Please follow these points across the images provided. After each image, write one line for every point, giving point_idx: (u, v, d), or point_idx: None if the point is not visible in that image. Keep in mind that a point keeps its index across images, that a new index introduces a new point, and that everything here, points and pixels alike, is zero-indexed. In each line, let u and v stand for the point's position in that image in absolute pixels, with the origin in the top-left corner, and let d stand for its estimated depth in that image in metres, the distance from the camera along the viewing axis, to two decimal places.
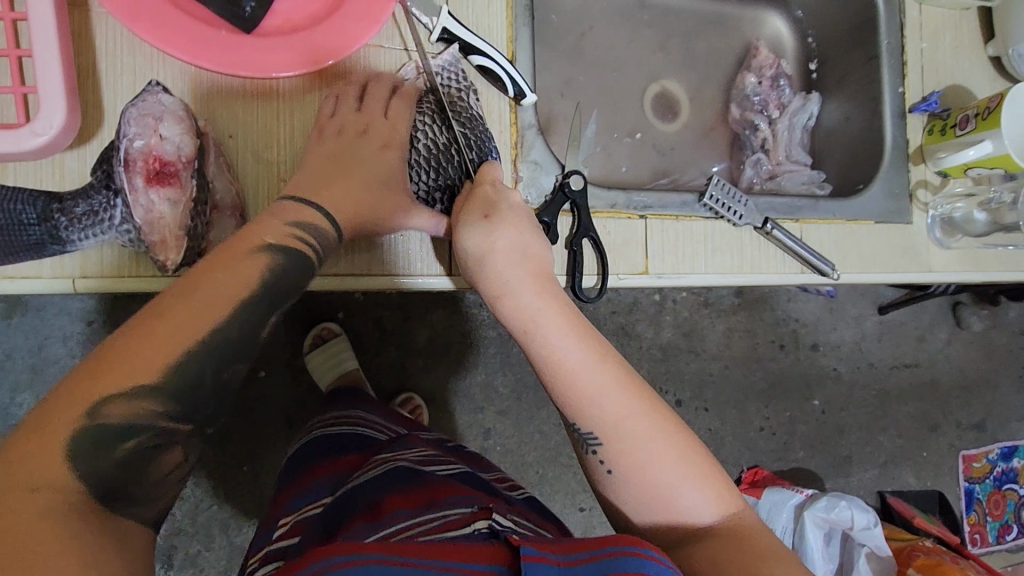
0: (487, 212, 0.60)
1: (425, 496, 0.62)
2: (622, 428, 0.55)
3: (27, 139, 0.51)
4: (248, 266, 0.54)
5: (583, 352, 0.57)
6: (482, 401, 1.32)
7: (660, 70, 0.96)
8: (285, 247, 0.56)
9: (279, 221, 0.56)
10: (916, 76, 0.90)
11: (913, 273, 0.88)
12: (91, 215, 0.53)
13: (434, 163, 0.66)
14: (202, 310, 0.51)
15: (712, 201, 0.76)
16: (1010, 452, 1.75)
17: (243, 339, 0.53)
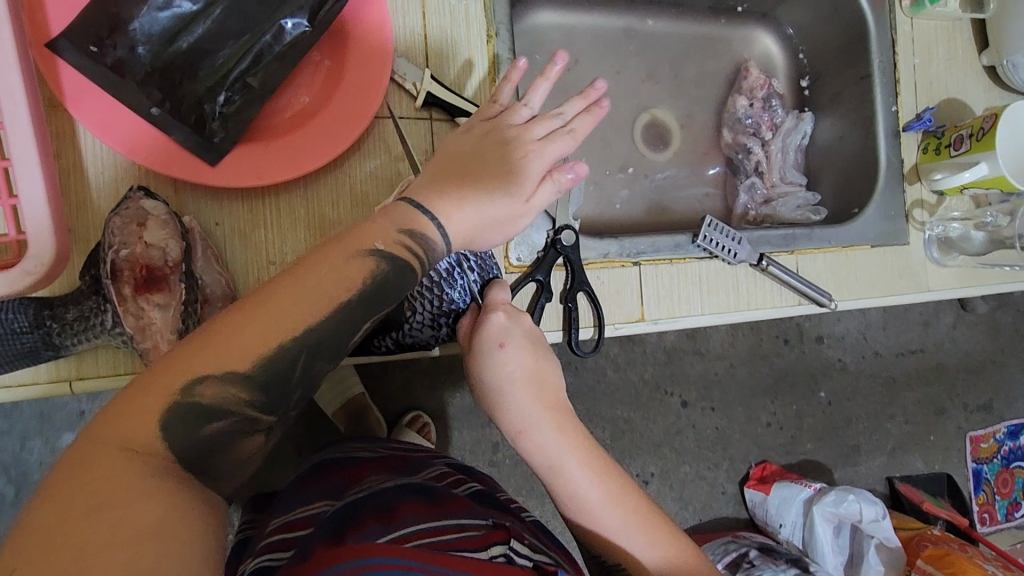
0: (502, 342, 0.62)
1: (437, 506, 0.63)
2: (642, 557, 0.62)
3: (20, 278, 0.50)
4: (353, 267, 0.49)
5: (600, 488, 0.63)
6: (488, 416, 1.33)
7: (650, 97, 0.95)
8: (393, 254, 0.50)
9: (390, 225, 0.51)
10: (908, 95, 0.88)
11: (910, 295, 0.87)
12: (82, 319, 0.52)
13: (439, 290, 0.65)
14: (242, 345, 0.44)
15: (705, 242, 0.76)
16: (1018, 431, 1.75)
17: (278, 375, 0.45)
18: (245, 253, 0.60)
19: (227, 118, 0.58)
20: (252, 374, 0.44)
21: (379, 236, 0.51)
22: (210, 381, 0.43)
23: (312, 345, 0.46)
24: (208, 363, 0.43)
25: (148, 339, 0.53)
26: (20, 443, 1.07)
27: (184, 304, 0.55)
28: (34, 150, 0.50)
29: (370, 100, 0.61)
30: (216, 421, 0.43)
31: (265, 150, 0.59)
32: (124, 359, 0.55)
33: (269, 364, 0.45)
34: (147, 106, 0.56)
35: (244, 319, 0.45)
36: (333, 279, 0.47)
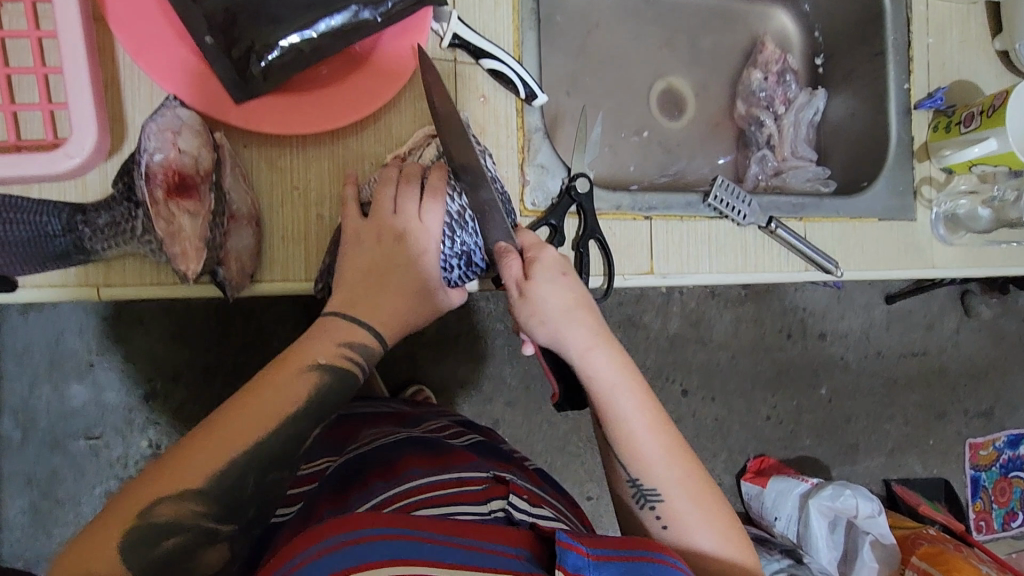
0: (565, 274, 0.60)
1: (441, 459, 0.64)
2: (681, 491, 0.60)
3: (61, 162, 0.51)
4: (300, 384, 0.54)
5: (646, 418, 0.61)
6: (491, 392, 1.35)
7: (666, 66, 0.96)
8: (333, 364, 0.55)
9: (329, 340, 0.56)
10: (921, 73, 0.90)
11: (917, 270, 0.88)
12: (113, 225, 0.54)
13: (451, 233, 0.62)
14: (198, 461, 0.49)
15: (716, 201, 0.77)
16: (1017, 440, 1.75)
17: (232, 490, 0.49)
18: (270, 177, 0.61)
19: (270, 70, 0.55)
20: (203, 488, 0.48)
21: (321, 351, 0.55)
22: (163, 503, 0.47)
23: (262, 459, 0.51)
24: (163, 488, 0.47)
25: (175, 245, 0.51)
26: (31, 390, 1.09)
27: (213, 214, 0.53)
28: (82, 45, 0.51)
29: (389, 89, 0.61)
30: (172, 538, 0.47)
31: (292, 105, 0.59)
32: (151, 271, 0.56)
33: (218, 479, 0.49)
34: (201, 35, 0.54)
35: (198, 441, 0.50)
36: (277, 392, 0.53)
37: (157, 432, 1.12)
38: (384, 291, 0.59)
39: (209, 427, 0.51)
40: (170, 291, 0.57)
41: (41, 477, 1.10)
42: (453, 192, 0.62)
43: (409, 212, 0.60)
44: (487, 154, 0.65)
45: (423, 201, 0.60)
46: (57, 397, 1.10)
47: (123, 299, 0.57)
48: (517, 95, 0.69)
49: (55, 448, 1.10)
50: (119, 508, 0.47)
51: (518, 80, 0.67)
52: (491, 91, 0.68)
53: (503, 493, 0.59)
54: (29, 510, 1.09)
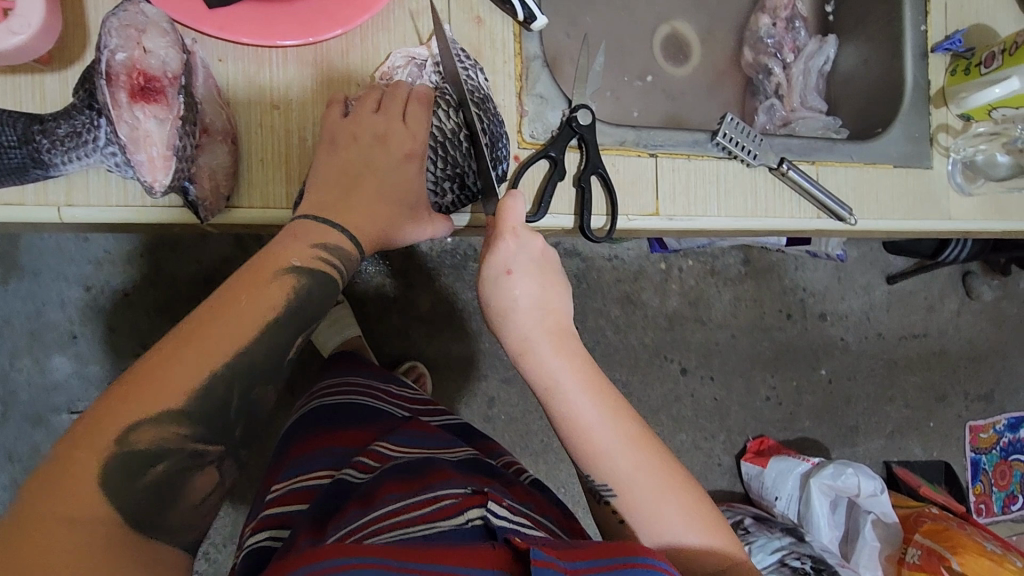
0: (510, 270, 0.59)
1: (418, 481, 0.61)
2: (635, 484, 0.59)
3: (3, 40, 0.46)
4: (274, 290, 0.53)
5: (599, 412, 0.59)
6: (486, 368, 1.30)
7: (670, 10, 0.92)
8: (311, 269, 0.54)
9: (304, 243, 0.54)
10: (938, 14, 0.86)
11: (932, 221, 0.85)
12: (73, 136, 0.49)
13: (443, 153, 0.61)
14: (174, 381, 0.48)
15: (725, 139, 0.73)
16: (1018, 424, 1.73)
17: (217, 408, 0.50)
18: (248, 93, 0.57)
19: None
20: (186, 408, 0.49)
21: (295, 253, 0.54)
22: (146, 426, 0.47)
23: (243, 371, 0.51)
24: (142, 410, 0.47)
25: (141, 151, 0.47)
26: (10, 362, 1.04)
27: (184, 122, 0.48)
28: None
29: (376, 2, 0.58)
30: (158, 465, 0.48)
31: (270, 15, 0.56)
32: (117, 191, 0.52)
33: (201, 399, 0.49)
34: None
35: (171, 357, 0.49)
36: (255, 301, 0.52)
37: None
38: (361, 194, 0.58)
39: (178, 344, 0.49)
40: (138, 215, 0.52)
41: (22, 453, 1.05)
42: (444, 110, 0.60)
43: (393, 111, 0.58)
44: (479, 69, 0.61)
45: (410, 105, 0.59)
46: (38, 370, 1.04)
47: (85, 223, 0.52)
48: (515, 17, 0.64)
49: (37, 423, 1.05)
50: (92, 436, 0.46)
51: (515, 1, 0.62)
52: (486, 13, 0.64)
53: (484, 500, 0.54)
54: (9, 486, 1.05)
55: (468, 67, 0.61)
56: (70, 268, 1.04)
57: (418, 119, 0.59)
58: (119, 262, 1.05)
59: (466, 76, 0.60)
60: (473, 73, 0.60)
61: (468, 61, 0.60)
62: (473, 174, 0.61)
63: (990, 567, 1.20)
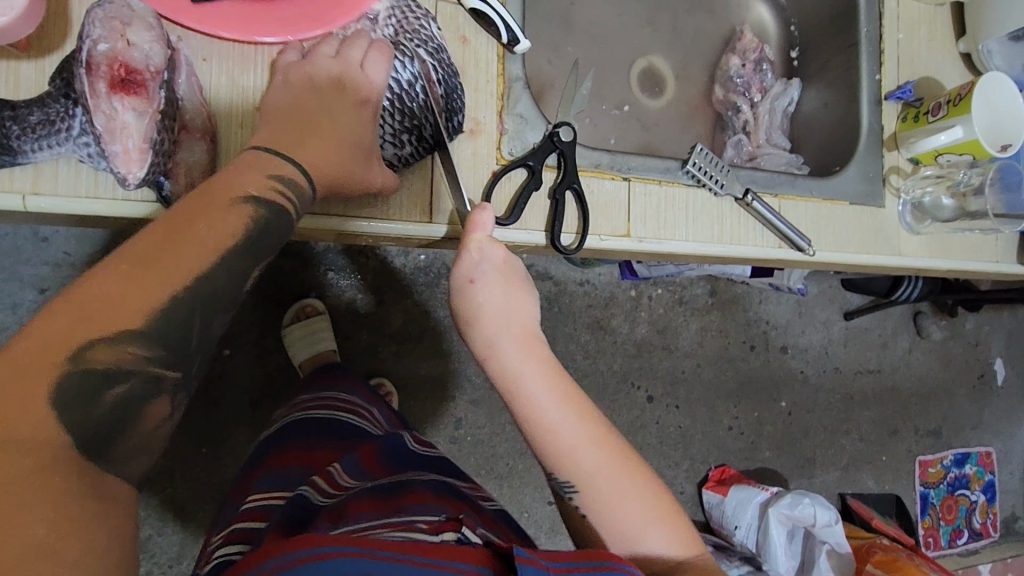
0: (473, 280, 0.60)
1: (397, 501, 0.64)
2: (584, 463, 0.58)
3: None
4: (232, 217, 0.48)
5: (546, 385, 0.59)
6: (453, 388, 1.28)
7: (649, 45, 0.95)
8: (271, 201, 0.50)
9: (261, 173, 0.50)
10: (892, 66, 0.92)
11: (884, 256, 0.90)
12: (46, 124, 0.48)
13: (400, 106, 0.61)
14: (134, 300, 0.44)
15: (695, 168, 0.76)
16: (963, 459, 1.80)
17: (177, 333, 0.46)
18: (228, 90, 0.56)
19: None
20: (145, 330, 0.44)
21: (251, 183, 0.49)
22: (104, 346, 0.43)
23: (206, 298, 0.47)
24: (96, 328, 0.42)
25: (117, 143, 0.46)
26: None
27: (163, 115, 0.47)
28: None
29: (355, 3, 0.59)
30: (115, 387, 0.44)
31: (252, 9, 0.56)
32: (87, 182, 0.51)
33: (162, 321, 0.45)
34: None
35: (127, 275, 0.44)
36: (214, 227, 0.47)
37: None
38: (316, 138, 0.55)
39: (137, 263, 0.44)
40: (108, 208, 0.51)
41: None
42: (401, 61, 0.60)
43: (351, 57, 0.58)
44: (429, 18, 0.61)
45: (369, 51, 0.58)
46: None
47: (52, 213, 0.50)
48: (499, 40, 0.67)
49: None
50: (38, 350, 0.41)
51: (501, 23, 0.65)
52: (471, 32, 0.66)
53: (457, 527, 0.57)
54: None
55: (421, 19, 0.61)
56: (23, 268, 1.00)
57: (378, 65, 0.58)
58: (78, 264, 1.01)
59: (419, 27, 0.61)
60: (426, 23, 0.61)
61: (418, 12, 0.61)
62: (431, 126, 0.60)
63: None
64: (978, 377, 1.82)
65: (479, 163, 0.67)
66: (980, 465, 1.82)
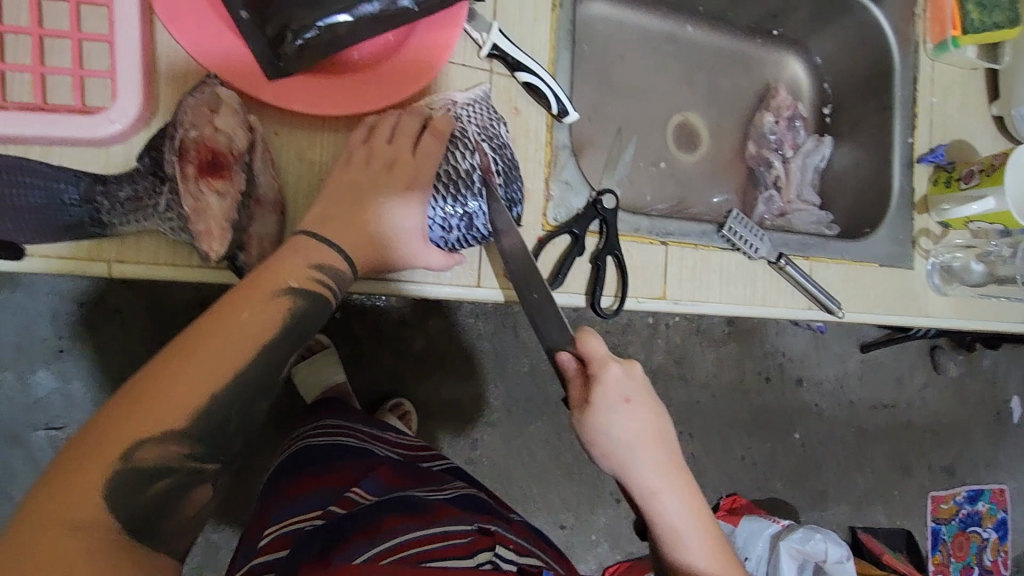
0: (627, 399, 0.60)
1: (424, 516, 0.66)
2: None
3: (102, 127, 0.51)
4: (272, 308, 0.51)
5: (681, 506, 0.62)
6: (472, 411, 1.31)
7: (683, 102, 0.99)
8: (309, 290, 0.53)
9: (302, 262, 0.53)
10: (924, 129, 0.94)
11: (911, 317, 0.91)
12: (134, 199, 0.52)
13: (457, 192, 0.60)
14: (178, 397, 0.46)
15: (731, 233, 0.78)
16: (976, 496, 1.81)
17: (217, 424, 0.49)
18: (298, 167, 0.59)
19: (304, 49, 0.56)
20: (184, 427, 0.47)
21: (294, 274, 0.52)
22: (148, 445, 0.45)
23: (242, 390, 0.49)
24: (144, 424, 0.45)
25: (200, 222, 0.49)
26: None
27: (242, 196, 0.51)
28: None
29: (420, 79, 0.61)
30: (159, 480, 0.47)
31: (323, 86, 0.58)
32: (167, 251, 0.54)
33: (200, 416, 0.48)
34: (238, 12, 0.55)
35: (172, 375, 0.47)
36: (253, 320, 0.50)
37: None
38: (362, 213, 0.56)
39: (181, 362, 0.47)
40: (182, 275, 0.55)
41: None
42: (464, 150, 0.60)
43: (404, 143, 0.58)
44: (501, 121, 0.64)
45: (424, 137, 0.59)
46: (20, 387, 0.99)
47: (134, 280, 0.54)
48: (549, 111, 0.69)
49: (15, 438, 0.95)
50: (91, 450, 0.44)
51: (552, 96, 0.67)
52: (523, 103, 0.69)
53: (490, 545, 0.64)
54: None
55: (492, 119, 0.63)
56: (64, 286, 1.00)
57: (430, 152, 0.59)
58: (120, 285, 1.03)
59: (489, 122, 0.62)
60: (496, 122, 0.63)
61: (490, 111, 0.63)
62: (483, 216, 0.61)
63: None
64: (993, 413, 1.82)
65: (525, 229, 0.69)
66: (993, 502, 1.82)
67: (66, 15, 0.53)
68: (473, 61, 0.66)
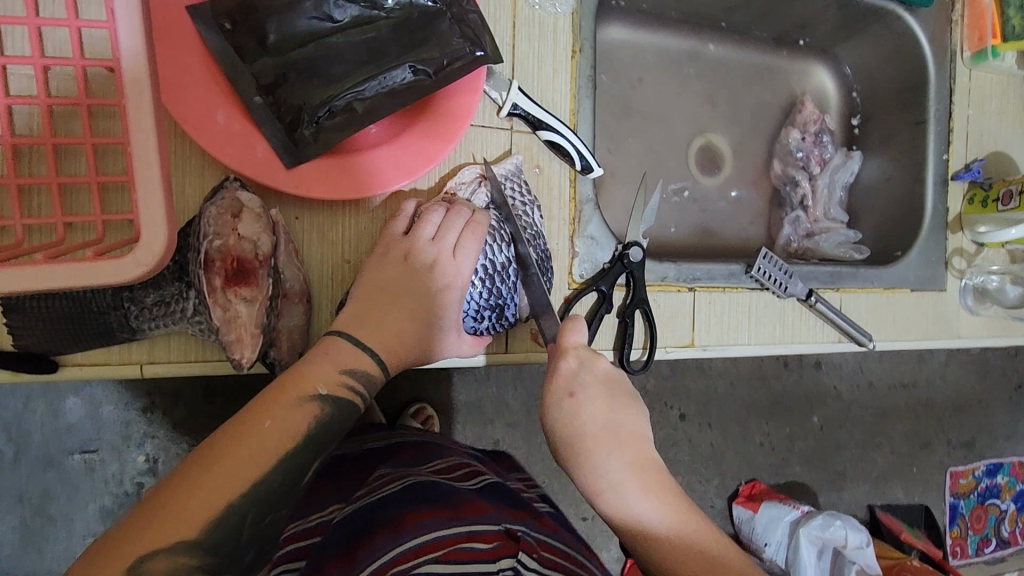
0: (573, 393, 0.56)
1: (450, 509, 0.51)
2: None
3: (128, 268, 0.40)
4: (299, 413, 0.47)
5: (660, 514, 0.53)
6: (491, 413, 1.16)
7: (706, 123, 0.96)
8: (338, 396, 0.50)
9: (335, 367, 0.51)
10: (960, 144, 0.90)
11: (943, 340, 0.89)
12: (161, 304, 0.51)
13: (490, 284, 0.61)
14: (193, 511, 0.41)
15: (759, 274, 0.77)
16: (995, 469, 1.52)
17: (229, 538, 0.42)
18: (321, 249, 0.59)
19: (322, 130, 0.55)
20: (201, 538, 0.41)
21: (323, 379, 0.50)
22: (159, 557, 0.39)
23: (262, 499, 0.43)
24: (151, 542, 0.39)
25: (231, 332, 0.49)
26: (24, 404, 0.87)
27: (271, 299, 0.51)
28: (154, 130, 0.41)
29: (439, 149, 0.58)
30: None
31: (341, 167, 0.56)
32: (196, 348, 0.54)
33: (219, 528, 0.41)
34: (250, 96, 0.53)
35: (191, 484, 0.42)
36: (280, 425, 0.46)
37: (159, 450, 0.89)
38: (395, 313, 0.56)
39: (200, 471, 0.42)
40: (213, 369, 0.55)
41: (32, 494, 0.87)
42: (499, 244, 0.61)
43: (446, 242, 0.58)
44: (535, 206, 0.64)
45: (464, 234, 0.58)
46: (51, 412, 0.87)
47: (165, 377, 0.54)
48: (572, 165, 0.67)
49: (48, 466, 0.87)
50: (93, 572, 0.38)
51: (575, 152, 0.65)
52: (545, 161, 0.67)
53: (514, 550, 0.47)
54: (19, 529, 0.87)
55: (525, 202, 0.63)
56: None
57: (469, 250, 0.58)
58: None
59: (520, 211, 0.62)
60: (529, 208, 0.63)
61: (526, 197, 0.63)
62: (513, 307, 0.62)
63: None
64: (1019, 378, 1.53)
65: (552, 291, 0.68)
66: (1012, 475, 1.53)
67: (80, 121, 0.51)
68: (501, 121, 0.65)
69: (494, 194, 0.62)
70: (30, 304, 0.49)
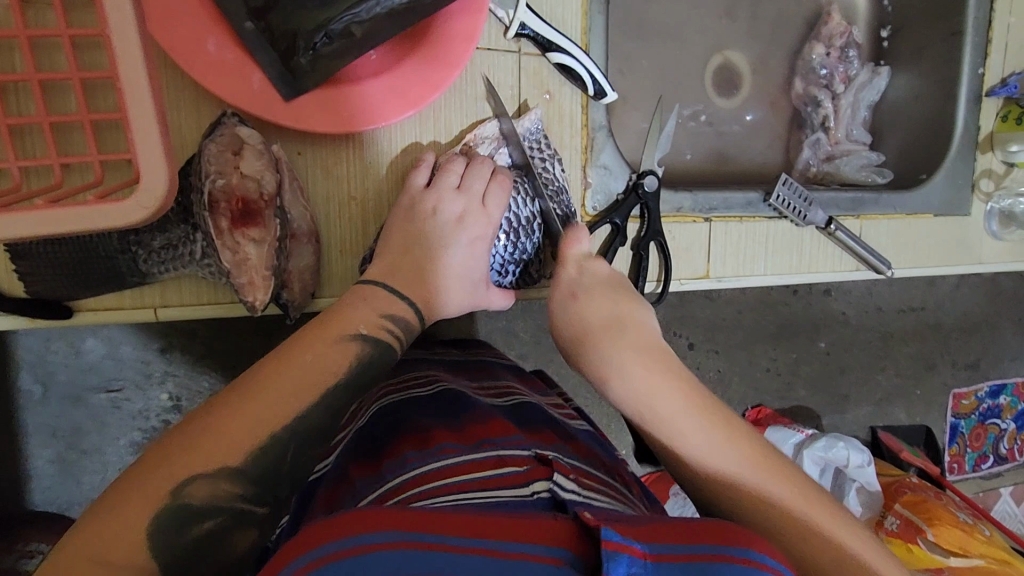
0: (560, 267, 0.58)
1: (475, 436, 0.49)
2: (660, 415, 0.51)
3: (131, 213, 0.39)
4: (337, 352, 0.47)
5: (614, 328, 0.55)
6: None
7: (724, 39, 0.90)
8: (375, 337, 0.49)
9: (374, 309, 0.50)
10: (998, 56, 0.84)
11: (964, 266, 0.87)
12: (169, 248, 0.50)
13: (514, 239, 0.61)
14: (238, 431, 0.41)
15: (778, 202, 0.74)
16: (998, 390, 1.53)
17: (271, 467, 0.42)
18: (327, 186, 0.57)
19: (320, 58, 0.51)
20: (241, 466, 0.41)
21: (362, 321, 0.49)
22: (199, 481, 0.39)
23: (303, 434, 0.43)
24: (196, 459, 0.39)
25: (242, 275, 0.49)
26: (44, 345, 0.87)
27: (279, 241, 0.50)
28: (138, 46, 0.38)
29: (445, 75, 0.55)
30: (206, 520, 0.39)
31: (344, 99, 0.53)
32: (208, 290, 0.54)
33: (259, 453, 0.41)
34: (239, 21, 0.49)
35: (233, 409, 0.42)
36: (321, 361, 0.46)
37: (180, 388, 0.89)
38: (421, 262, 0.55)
39: (239, 398, 0.42)
40: (228, 311, 0.54)
41: (63, 429, 0.88)
42: (523, 198, 0.61)
43: (474, 191, 0.58)
44: (557, 161, 0.63)
45: (492, 187, 0.58)
46: (71, 352, 0.87)
47: (180, 320, 0.55)
48: (584, 90, 0.64)
49: (75, 404, 0.87)
50: (137, 486, 0.38)
51: (588, 76, 0.62)
52: (555, 85, 0.64)
53: (548, 473, 0.43)
54: (55, 463, 0.88)
55: (546, 157, 0.62)
56: None
57: (497, 200, 0.58)
58: None
59: (542, 167, 0.62)
60: (551, 163, 0.62)
61: (547, 152, 0.62)
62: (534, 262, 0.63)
63: (966, 541, 1.01)
64: None
65: None
66: (1015, 395, 1.54)
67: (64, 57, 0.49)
68: (512, 44, 0.61)
69: (516, 152, 0.61)
70: (38, 252, 0.49)
